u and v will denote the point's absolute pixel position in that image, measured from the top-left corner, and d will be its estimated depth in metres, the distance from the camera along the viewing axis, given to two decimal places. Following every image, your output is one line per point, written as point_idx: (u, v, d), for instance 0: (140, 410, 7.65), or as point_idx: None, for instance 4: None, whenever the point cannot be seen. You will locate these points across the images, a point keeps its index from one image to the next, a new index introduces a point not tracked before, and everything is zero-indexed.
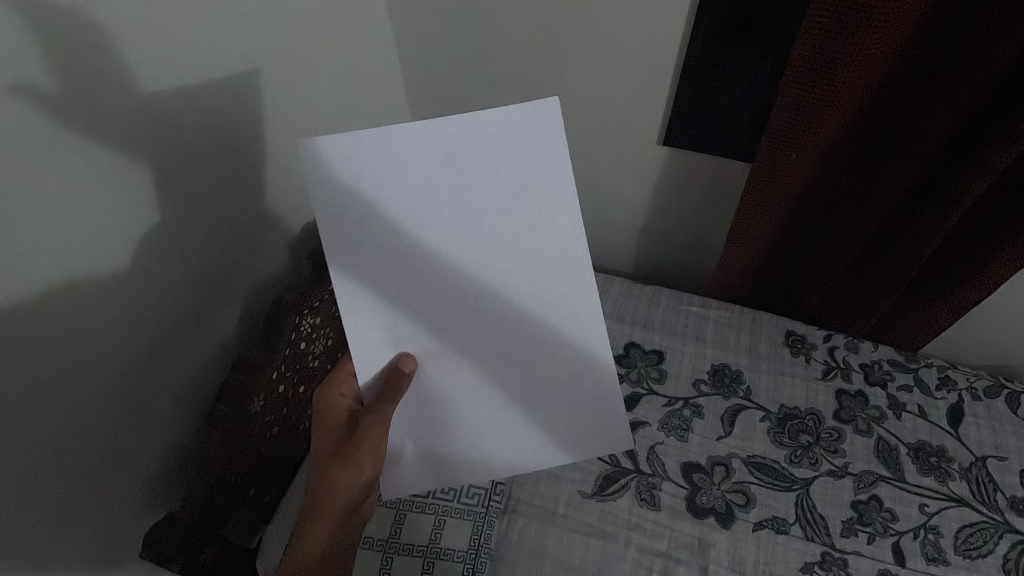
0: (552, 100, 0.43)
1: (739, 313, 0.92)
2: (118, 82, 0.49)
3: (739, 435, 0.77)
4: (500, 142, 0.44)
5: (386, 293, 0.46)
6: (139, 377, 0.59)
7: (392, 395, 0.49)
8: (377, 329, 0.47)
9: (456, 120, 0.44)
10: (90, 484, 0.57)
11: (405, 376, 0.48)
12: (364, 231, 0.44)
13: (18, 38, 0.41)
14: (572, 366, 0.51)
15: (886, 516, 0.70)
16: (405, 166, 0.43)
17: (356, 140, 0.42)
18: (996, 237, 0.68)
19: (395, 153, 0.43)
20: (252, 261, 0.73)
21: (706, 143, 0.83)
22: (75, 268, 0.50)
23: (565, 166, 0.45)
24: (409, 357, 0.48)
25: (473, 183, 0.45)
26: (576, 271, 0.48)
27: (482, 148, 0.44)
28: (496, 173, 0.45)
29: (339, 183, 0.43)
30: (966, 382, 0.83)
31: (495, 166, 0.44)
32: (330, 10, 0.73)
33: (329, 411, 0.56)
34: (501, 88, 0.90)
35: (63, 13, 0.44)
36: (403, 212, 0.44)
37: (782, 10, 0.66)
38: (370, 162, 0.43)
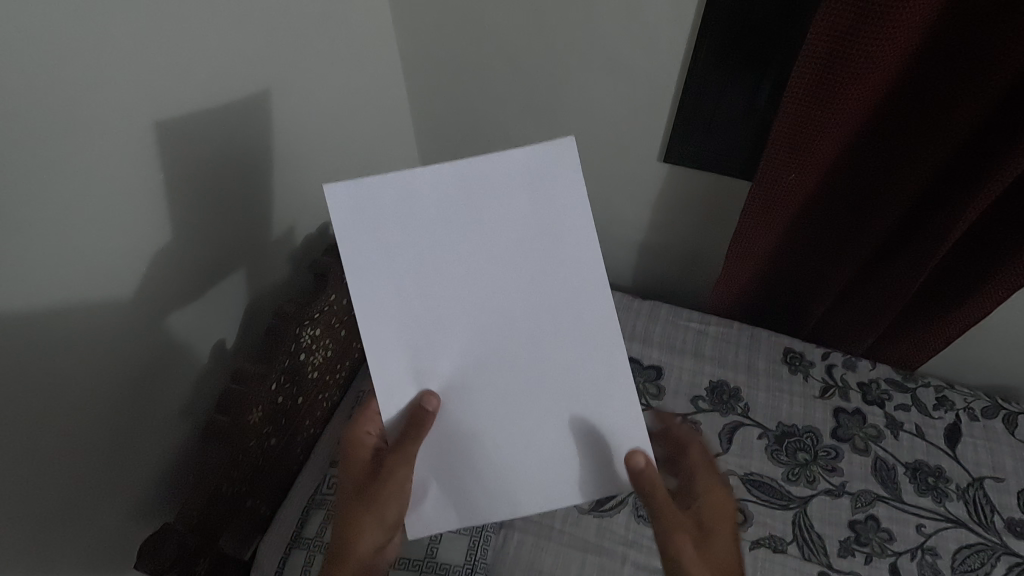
0: (567, 140, 0.45)
1: (739, 329, 0.93)
2: (123, 97, 0.50)
3: (737, 452, 0.78)
4: (516, 179, 0.45)
5: (410, 333, 0.46)
6: (138, 387, 0.59)
7: (415, 435, 0.48)
8: (400, 364, 0.47)
9: (475, 161, 0.45)
10: (85, 494, 0.57)
11: (427, 415, 0.47)
12: (388, 267, 0.45)
13: (21, 54, 0.42)
14: (596, 402, 0.49)
15: (883, 537, 0.70)
16: (426, 202, 0.45)
17: (380, 182, 0.44)
18: (999, 253, 0.67)
19: (417, 191, 0.45)
20: (254, 274, 0.73)
21: (707, 160, 0.84)
22: (74, 280, 0.50)
23: (582, 199, 0.46)
24: (432, 396, 0.47)
25: (492, 217, 0.45)
26: (593, 299, 0.47)
27: (499, 183, 0.45)
28: (514, 207, 0.45)
29: (362, 222, 0.44)
30: (963, 402, 0.83)
31: (513, 200, 0.45)
32: (335, 27, 0.74)
33: (354, 451, 0.54)
34: (503, 104, 0.91)
35: (67, 29, 0.44)
36: (426, 246, 0.45)
37: (780, 29, 0.67)
38: (393, 200, 0.44)
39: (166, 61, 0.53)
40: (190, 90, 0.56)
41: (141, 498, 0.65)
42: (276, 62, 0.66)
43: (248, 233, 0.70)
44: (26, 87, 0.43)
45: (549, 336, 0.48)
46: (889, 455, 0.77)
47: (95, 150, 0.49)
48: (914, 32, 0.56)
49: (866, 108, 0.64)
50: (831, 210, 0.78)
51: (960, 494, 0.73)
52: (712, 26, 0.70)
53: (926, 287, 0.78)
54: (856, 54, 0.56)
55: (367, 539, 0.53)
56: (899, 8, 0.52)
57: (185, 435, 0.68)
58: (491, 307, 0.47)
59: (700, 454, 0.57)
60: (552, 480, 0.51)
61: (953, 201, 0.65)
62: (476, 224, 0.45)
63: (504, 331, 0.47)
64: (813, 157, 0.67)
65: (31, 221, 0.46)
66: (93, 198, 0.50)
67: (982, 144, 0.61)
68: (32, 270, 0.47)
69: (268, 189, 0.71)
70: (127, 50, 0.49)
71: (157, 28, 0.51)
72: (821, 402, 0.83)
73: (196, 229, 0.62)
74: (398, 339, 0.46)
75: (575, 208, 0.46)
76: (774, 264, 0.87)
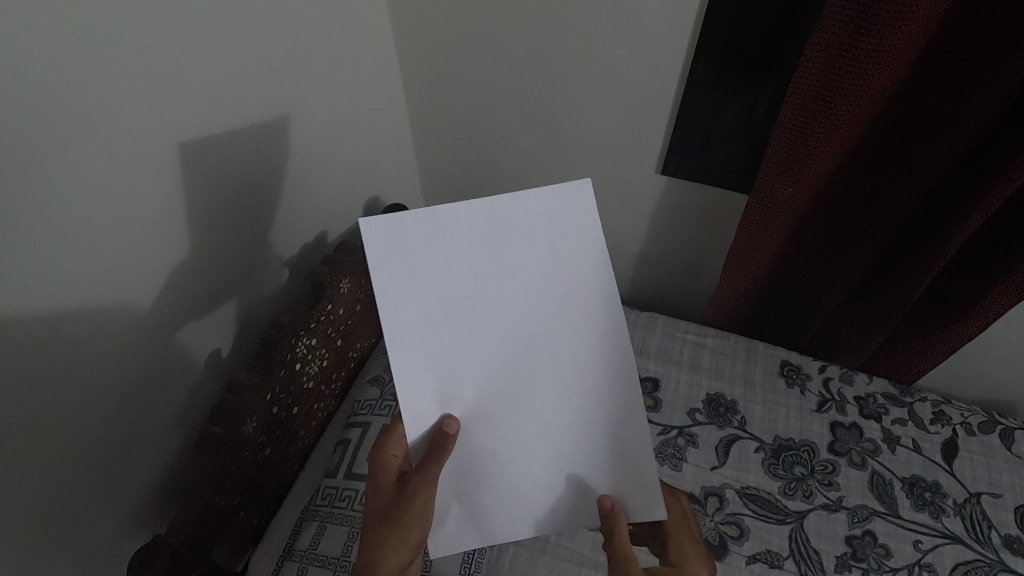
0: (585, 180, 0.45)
1: (735, 342, 0.93)
2: (129, 110, 0.49)
3: (733, 465, 0.77)
4: (537, 218, 0.45)
5: (434, 365, 0.46)
6: (135, 397, 0.59)
7: (436, 456, 0.48)
8: (427, 393, 0.47)
9: (498, 200, 0.45)
10: (77, 506, 0.56)
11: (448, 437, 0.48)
12: (416, 303, 0.45)
13: (28, 68, 0.41)
14: (606, 428, 0.49)
15: (879, 553, 0.70)
16: (451, 239, 0.44)
17: (409, 221, 0.44)
18: (997, 269, 0.67)
19: (444, 229, 0.44)
20: (253, 284, 0.73)
21: (704, 172, 0.84)
22: (71, 292, 0.49)
23: (599, 238, 0.46)
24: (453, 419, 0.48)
25: (513, 253, 0.45)
26: (608, 332, 0.47)
27: (519, 221, 0.45)
28: (534, 245, 0.45)
29: (388, 257, 0.44)
30: (960, 417, 0.83)
31: (534, 238, 0.45)
32: (336, 38, 0.74)
33: (376, 475, 0.54)
34: (502, 115, 0.91)
35: (74, 44, 0.44)
36: (452, 282, 0.45)
37: (780, 45, 0.67)
38: (420, 238, 0.44)
39: (171, 71, 0.52)
40: (193, 100, 0.55)
41: (134, 508, 0.64)
42: (278, 73, 0.65)
43: (248, 243, 0.70)
44: (31, 97, 0.42)
45: (560, 363, 0.48)
46: (885, 470, 0.77)
47: (97, 160, 0.48)
48: (912, 46, 0.56)
49: (866, 122, 0.64)
50: (828, 223, 0.78)
51: (958, 510, 0.73)
52: (714, 40, 0.70)
53: (926, 302, 0.78)
54: (854, 67, 0.57)
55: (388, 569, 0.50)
56: (898, 22, 0.52)
57: (180, 445, 0.68)
58: (511, 341, 0.47)
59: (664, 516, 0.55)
60: (565, 502, 0.52)
61: (949, 217, 0.65)
62: (497, 260, 0.45)
63: (524, 365, 0.47)
64: (810, 171, 0.67)
65: (31, 232, 0.45)
66: (95, 209, 0.49)
67: (980, 160, 0.61)
68: (31, 282, 0.46)
69: (269, 199, 0.71)
70: (132, 60, 0.48)
71: (162, 38, 0.50)
72: (818, 415, 0.83)
73: (197, 238, 0.61)
74: (426, 371, 0.46)
75: (591, 246, 0.46)
76: (771, 276, 0.87)
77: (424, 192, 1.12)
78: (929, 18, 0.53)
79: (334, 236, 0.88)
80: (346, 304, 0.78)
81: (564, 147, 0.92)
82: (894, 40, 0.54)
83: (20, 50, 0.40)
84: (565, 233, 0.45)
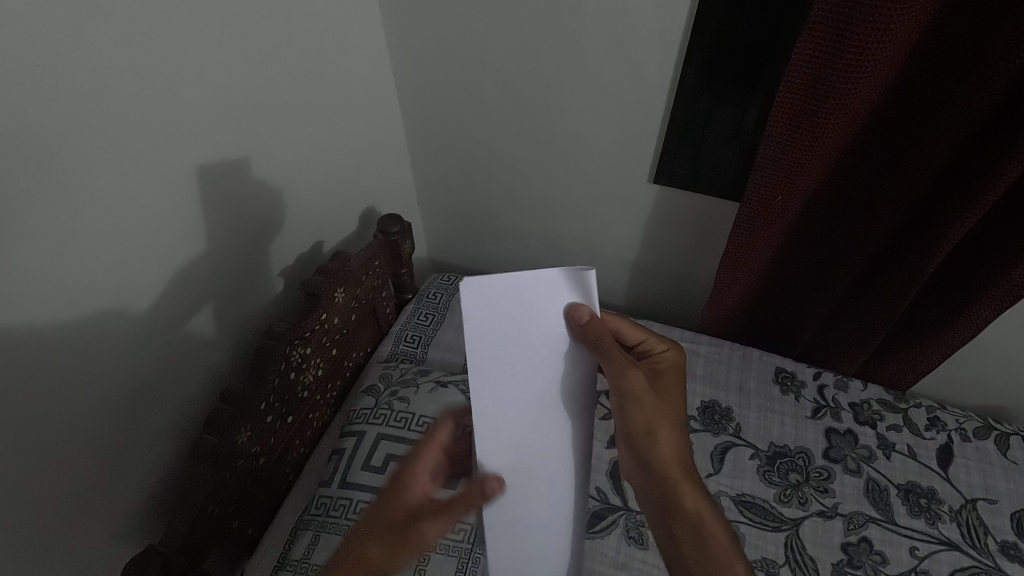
0: (578, 271, 0.45)
1: (729, 350, 0.93)
2: (130, 123, 0.51)
3: (729, 472, 0.77)
4: (553, 306, 0.45)
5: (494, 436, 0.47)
6: (131, 407, 0.59)
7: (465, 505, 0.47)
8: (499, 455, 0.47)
9: (528, 278, 0.43)
10: (69, 515, 0.56)
11: (485, 498, 0.47)
12: (495, 375, 0.45)
13: (34, 82, 0.43)
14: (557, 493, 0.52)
15: (876, 559, 0.69)
16: (508, 323, 0.44)
17: (487, 294, 0.42)
18: (994, 265, 0.66)
19: (503, 310, 0.43)
20: (248, 293, 0.73)
21: (694, 182, 0.85)
22: (65, 299, 0.50)
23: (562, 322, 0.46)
24: (494, 481, 0.47)
25: (541, 338, 0.46)
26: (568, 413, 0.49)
27: (542, 307, 0.45)
28: (550, 331, 0.46)
29: (479, 333, 0.43)
30: (955, 423, 0.83)
31: (548, 322, 0.46)
32: (330, 50, 0.75)
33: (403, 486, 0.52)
34: (495, 126, 0.92)
35: (77, 61, 0.45)
36: (511, 361, 0.45)
37: (767, 57, 0.68)
38: (492, 318, 0.43)
39: (169, 82, 0.53)
40: (190, 111, 0.56)
41: (126, 518, 0.64)
42: (272, 85, 0.67)
43: (244, 255, 0.70)
44: (24, 101, 0.42)
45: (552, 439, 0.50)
46: (880, 476, 0.77)
47: (90, 164, 0.48)
48: (898, 52, 0.57)
49: (856, 125, 0.65)
50: (820, 232, 0.78)
51: (953, 516, 0.73)
52: (703, 51, 0.71)
53: (919, 302, 0.78)
54: (841, 73, 0.57)
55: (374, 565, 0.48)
56: (884, 29, 0.53)
57: (172, 454, 0.68)
58: (539, 418, 0.48)
59: (659, 410, 0.55)
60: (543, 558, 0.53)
61: (938, 223, 0.66)
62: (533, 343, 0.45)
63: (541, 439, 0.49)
64: (798, 182, 0.68)
65: (26, 237, 0.45)
66: (89, 214, 0.49)
67: (973, 158, 0.61)
68: (26, 287, 0.46)
69: (267, 209, 0.72)
70: (128, 67, 0.49)
71: (156, 44, 0.51)
72: (812, 422, 0.83)
73: (193, 249, 0.62)
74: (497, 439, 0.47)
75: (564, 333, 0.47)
76: (766, 282, 0.87)
77: (420, 203, 1.13)
78: (911, 27, 0.54)
79: (328, 246, 0.89)
80: (341, 314, 0.79)
81: (558, 156, 0.92)
82: (881, 49, 0.55)
83: (26, 64, 0.42)
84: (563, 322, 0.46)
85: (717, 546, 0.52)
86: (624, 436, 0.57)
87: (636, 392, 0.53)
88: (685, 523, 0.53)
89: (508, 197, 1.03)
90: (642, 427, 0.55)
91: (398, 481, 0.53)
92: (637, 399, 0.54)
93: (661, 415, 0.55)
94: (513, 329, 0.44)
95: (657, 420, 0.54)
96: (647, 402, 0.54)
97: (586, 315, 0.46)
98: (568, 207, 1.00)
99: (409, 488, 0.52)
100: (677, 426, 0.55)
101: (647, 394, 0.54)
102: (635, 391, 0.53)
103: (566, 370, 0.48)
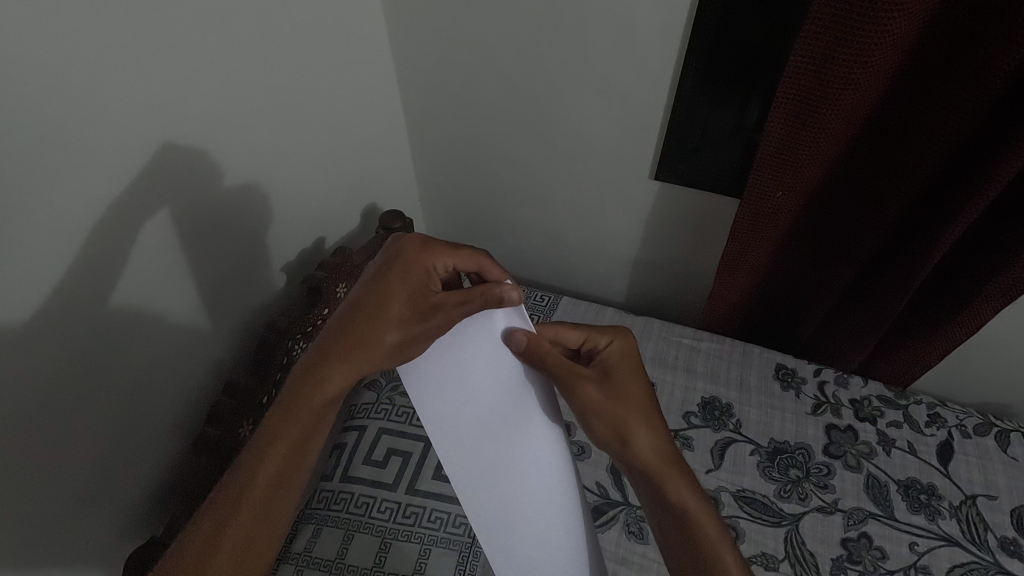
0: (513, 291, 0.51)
1: (730, 345, 0.93)
2: (129, 118, 0.51)
3: (730, 468, 0.77)
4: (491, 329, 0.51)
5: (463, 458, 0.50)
6: (136, 400, 0.60)
7: (478, 305, 0.50)
8: (476, 477, 0.50)
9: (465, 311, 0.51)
10: (74, 507, 0.57)
11: (500, 301, 0.50)
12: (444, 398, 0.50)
13: (33, 77, 0.43)
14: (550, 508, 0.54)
15: (875, 555, 0.70)
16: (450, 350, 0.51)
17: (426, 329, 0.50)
18: (992, 263, 0.66)
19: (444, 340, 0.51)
20: (248, 287, 0.74)
21: (694, 178, 0.86)
22: (66, 293, 0.50)
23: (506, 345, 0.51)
24: (514, 292, 0.50)
25: (491, 361, 0.51)
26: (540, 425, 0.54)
27: (483, 333, 0.51)
28: (497, 353, 0.51)
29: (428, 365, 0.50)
30: (955, 420, 0.83)
31: (494, 346, 0.51)
32: (332, 46, 0.75)
33: (410, 271, 0.52)
34: (496, 123, 0.92)
35: (77, 57, 0.46)
36: (458, 383, 0.50)
37: (768, 54, 0.69)
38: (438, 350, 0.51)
39: (169, 77, 0.54)
40: (191, 105, 0.57)
41: (129, 510, 0.64)
42: (274, 80, 0.67)
43: (244, 251, 0.71)
44: (20, 96, 0.42)
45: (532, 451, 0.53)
46: (880, 472, 0.77)
47: (89, 159, 0.49)
48: (898, 46, 0.57)
49: (853, 125, 0.65)
50: (816, 230, 0.79)
51: (953, 512, 0.73)
52: (702, 47, 0.71)
53: (919, 300, 0.78)
54: (839, 72, 0.57)
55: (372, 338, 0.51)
56: (885, 23, 0.53)
57: (175, 447, 0.68)
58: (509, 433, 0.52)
59: (624, 409, 0.53)
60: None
61: (934, 222, 0.67)
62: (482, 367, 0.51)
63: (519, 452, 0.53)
64: (796, 183, 0.69)
65: (26, 232, 0.46)
66: (89, 209, 0.50)
67: (971, 156, 0.62)
68: (25, 280, 0.47)
69: (268, 203, 0.72)
70: (129, 62, 0.50)
71: (156, 41, 0.52)
72: (813, 418, 0.83)
73: (194, 242, 0.63)
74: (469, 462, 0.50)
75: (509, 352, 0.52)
76: (765, 280, 0.88)
77: (422, 200, 1.13)
78: (908, 27, 0.55)
79: (331, 242, 0.89)
80: None
81: (559, 152, 0.92)
82: (878, 48, 0.55)
83: (25, 58, 0.42)
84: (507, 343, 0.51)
85: (705, 538, 0.51)
86: (601, 440, 0.56)
87: (590, 399, 0.53)
88: (674, 517, 0.53)
89: (510, 194, 1.04)
90: (611, 429, 0.54)
91: (403, 263, 0.52)
92: (598, 406, 0.53)
93: (625, 412, 0.53)
94: (458, 354, 0.51)
95: (625, 420, 0.53)
96: (604, 405, 0.53)
97: (523, 338, 0.51)
98: (570, 203, 1.00)
99: (412, 272, 0.52)
100: (644, 420, 0.53)
101: (603, 402, 0.53)
102: (587, 397, 0.53)
103: (526, 387, 0.53)
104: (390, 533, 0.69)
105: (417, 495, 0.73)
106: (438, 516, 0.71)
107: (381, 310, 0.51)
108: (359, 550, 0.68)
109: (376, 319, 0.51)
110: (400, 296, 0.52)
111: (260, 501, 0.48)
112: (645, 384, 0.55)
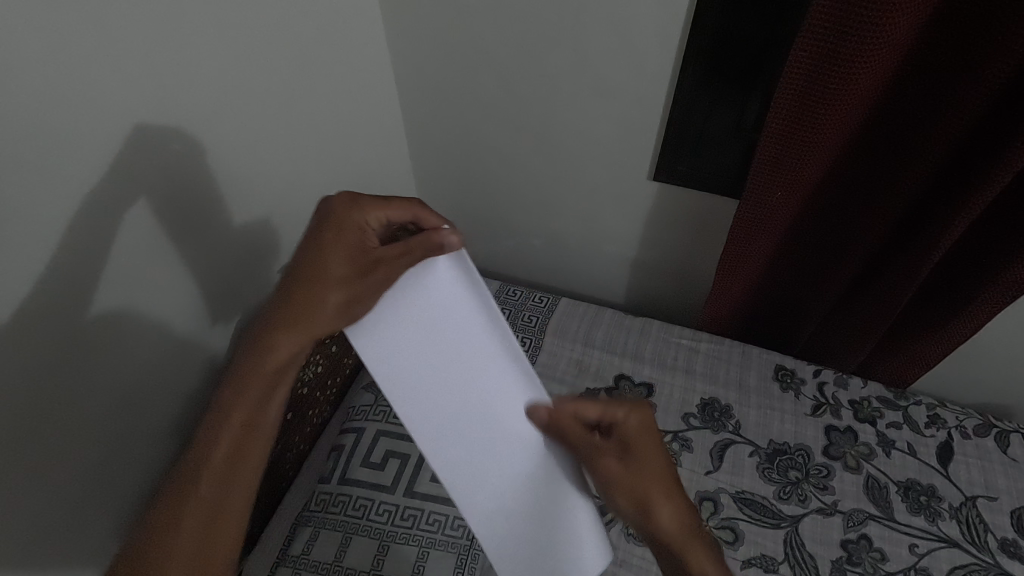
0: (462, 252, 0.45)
1: (729, 346, 0.93)
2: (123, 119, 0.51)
3: (729, 469, 0.77)
4: (449, 298, 0.46)
5: (442, 438, 0.47)
6: (133, 402, 0.60)
7: (411, 258, 0.44)
8: (456, 449, 0.48)
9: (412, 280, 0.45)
10: (75, 511, 0.57)
11: (437, 251, 0.44)
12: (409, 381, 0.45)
13: (29, 78, 0.43)
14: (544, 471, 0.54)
15: (875, 557, 0.70)
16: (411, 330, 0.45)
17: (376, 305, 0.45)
18: (992, 263, 0.66)
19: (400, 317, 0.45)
20: (244, 288, 0.74)
21: (693, 178, 0.85)
22: (63, 295, 0.50)
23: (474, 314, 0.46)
24: (452, 240, 0.44)
25: (457, 333, 0.46)
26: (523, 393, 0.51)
27: (440, 302, 0.45)
28: (462, 323, 0.46)
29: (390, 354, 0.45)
30: (955, 420, 0.83)
31: (458, 315, 0.46)
32: (327, 47, 0.75)
33: (341, 227, 0.47)
34: (494, 123, 0.92)
35: (72, 58, 0.45)
36: (423, 362, 0.46)
37: (767, 53, 0.68)
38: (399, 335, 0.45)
39: (162, 78, 0.53)
40: (185, 106, 0.56)
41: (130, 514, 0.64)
42: (268, 81, 0.67)
43: (238, 252, 0.71)
44: (16, 98, 0.42)
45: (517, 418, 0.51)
46: (880, 473, 0.77)
47: (84, 161, 0.48)
48: (896, 48, 0.57)
49: (851, 126, 0.65)
50: (816, 230, 0.79)
51: (953, 513, 0.73)
52: (701, 47, 0.71)
53: (918, 300, 0.78)
54: (838, 73, 0.57)
55: (312, 305, 0.47)
56: (882, 26, 0.53)
57: (173, 450, 0.68)
58: (488, 403, 0.49)
59: (645, 483, 0.54)
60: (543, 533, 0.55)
61: (933, 223, 0.66)
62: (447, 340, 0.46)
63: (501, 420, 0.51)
64: (795, 183, 0.69)
65: (23, 234, 0.45)
66: (85, 211, 0.50)
67: (970, 157, 0.61)
68: (25, 282, 0.46)
69: (263, 205, 0.72)
70: (123, 63, 0.49)
71: (150, 42, 0.51)
72: (812, 419, 0.83)
73: (189, 244, 0.62)
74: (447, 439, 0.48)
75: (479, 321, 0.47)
76: (764, 280, 0.87)
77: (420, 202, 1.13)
78: (907, 28, 0.54)
79: None
80: None
81: (557, 153, 0.92)
82: (877, 49, 0.55)
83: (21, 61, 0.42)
84: (473, 312, 0.46)
85: None
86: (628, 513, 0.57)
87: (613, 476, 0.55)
88: None
89: (508, 195, 1.03)
90: (634, 502, 0.55)
91: (329, 218, 0.47)
92: (620, 481, 0.55)
93: (648, 487, 0.54)
94: (420, 329, 0.45)
95: (646, 493, 0.54)
96: (626, 481, 0.55)
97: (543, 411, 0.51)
98: (568, 204, 1.00)
99: (343, 229, 0.47)
100: (664, 492, 0.54)
101: (625, 477, 0.55)
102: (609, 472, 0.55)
103: (501, 354, 0.49)
104: (389, 535, 0.69)
105: (415, 498, 0.72)
106: (437, 518, 0.71)
107: (316, 272, 0.47)
108: (357, 553, 0.68)
109: (314, 282, 0.47)
110: (332, 255, 0.47)
111: (223, 463, 0.49)
112: (665, 462, 0.56)
